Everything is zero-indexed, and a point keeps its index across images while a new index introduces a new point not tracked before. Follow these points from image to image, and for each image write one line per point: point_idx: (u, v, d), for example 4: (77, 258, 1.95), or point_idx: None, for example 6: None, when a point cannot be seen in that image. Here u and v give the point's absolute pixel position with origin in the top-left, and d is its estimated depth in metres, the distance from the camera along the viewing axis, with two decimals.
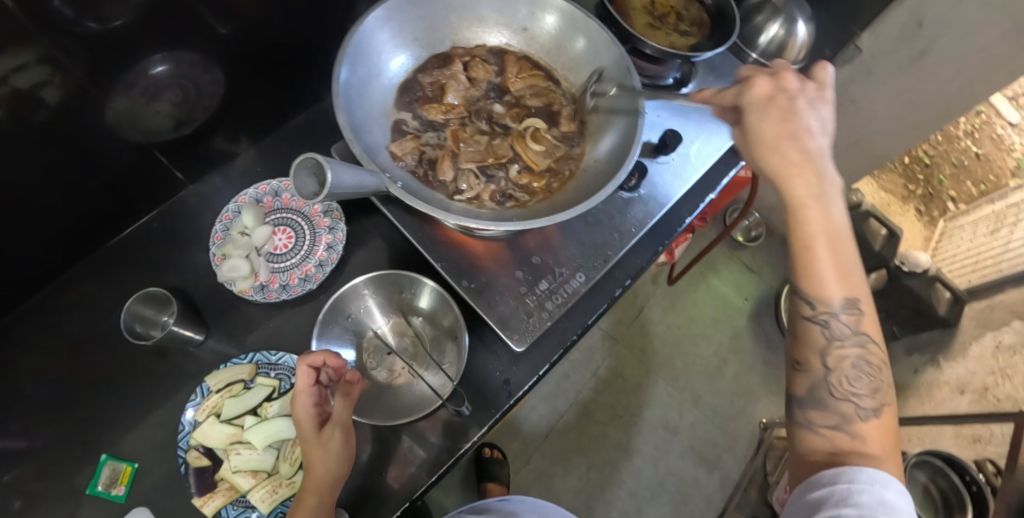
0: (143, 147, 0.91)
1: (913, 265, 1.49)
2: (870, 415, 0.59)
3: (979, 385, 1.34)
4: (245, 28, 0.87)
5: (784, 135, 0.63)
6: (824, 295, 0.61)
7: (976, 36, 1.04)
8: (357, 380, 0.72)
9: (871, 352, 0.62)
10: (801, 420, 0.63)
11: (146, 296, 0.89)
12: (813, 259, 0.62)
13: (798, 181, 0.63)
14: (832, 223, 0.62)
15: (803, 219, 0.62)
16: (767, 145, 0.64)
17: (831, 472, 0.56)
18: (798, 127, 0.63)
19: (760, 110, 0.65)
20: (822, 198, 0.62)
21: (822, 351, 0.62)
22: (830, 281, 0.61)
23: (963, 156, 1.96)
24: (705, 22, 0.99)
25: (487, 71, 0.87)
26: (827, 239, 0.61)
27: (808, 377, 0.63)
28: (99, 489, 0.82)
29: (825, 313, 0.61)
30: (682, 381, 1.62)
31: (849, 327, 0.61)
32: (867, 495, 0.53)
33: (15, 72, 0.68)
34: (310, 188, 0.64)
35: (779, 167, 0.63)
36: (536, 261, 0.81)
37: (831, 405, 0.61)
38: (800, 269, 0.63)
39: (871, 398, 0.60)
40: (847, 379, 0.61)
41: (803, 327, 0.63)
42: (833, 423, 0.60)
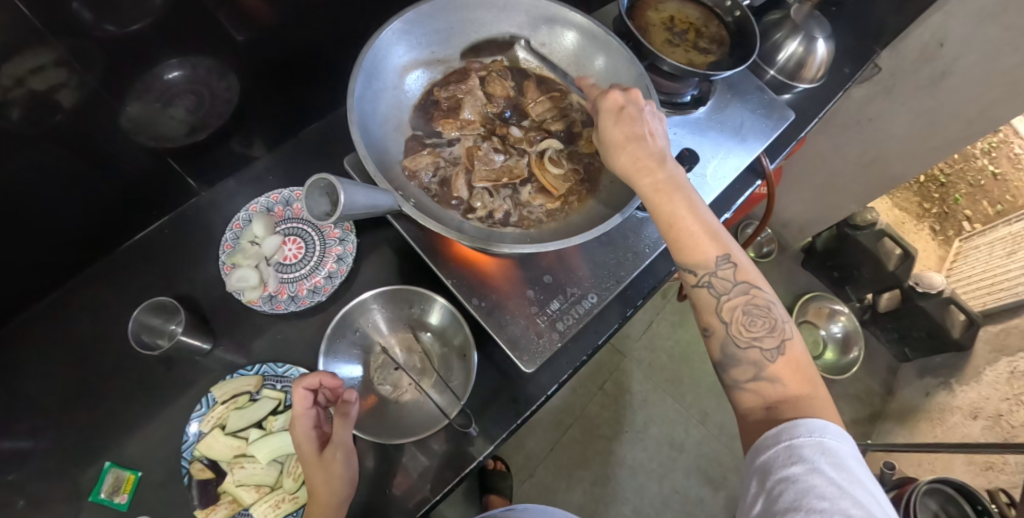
0: (156, 153, 0.91)
1: (927, 286, 1.49)
2: (776, 355, 0.61)
3: (992, 411, 1.31)
4: (262, 36, 0.87)
5: (625, 133, 0.67)
6: (701, 260, 0.64)
7: (998, 59, 1.02)
8: (354, 400, 0.71)
9: (758, 296, 0.63)
10: (728, 382, 0.63)
11: (155, 305, 0.89)
12: (681, 233, 0.64)
13: (643, 174, 0.66)
14: (685, 198, 0.65)
15: (658, 204, 0.65)
16: (616, 144, 0.68)
17: (773, 431, 0.57)
18: (638, 125, 0.67)
19: (611, 116, 0.69)
20: (671, 179, 0.66)
21: (715, 309, 0.64)
22: (699, 247, 0.64)
23: (979, 175, 1.90)
24: (725, 40, 0.98)
25: (505, 87, 0.86)
26: (687, 213, 0.64)
27: (716, 339, 0.64)
28: (101, 497, 0.81)
29: (706, 275, 0.64)
30: (689, 397, 1.61)
31: (730, 281, 0.63)
32: (809, 448, 0.53)
33: (30, 73, 0.69)
34: (322, 208, 0.65)
35: (626, 163, 0.67)
36: (548, 280, 0.80)
37: (741, 357, 0.62)
38: (673, 247, 0.65)
39: (771, 337, 0.62)
40: (744, 326, 0.63)
41: (693, 295, 0.65)
42: (752, 375, 0.61)
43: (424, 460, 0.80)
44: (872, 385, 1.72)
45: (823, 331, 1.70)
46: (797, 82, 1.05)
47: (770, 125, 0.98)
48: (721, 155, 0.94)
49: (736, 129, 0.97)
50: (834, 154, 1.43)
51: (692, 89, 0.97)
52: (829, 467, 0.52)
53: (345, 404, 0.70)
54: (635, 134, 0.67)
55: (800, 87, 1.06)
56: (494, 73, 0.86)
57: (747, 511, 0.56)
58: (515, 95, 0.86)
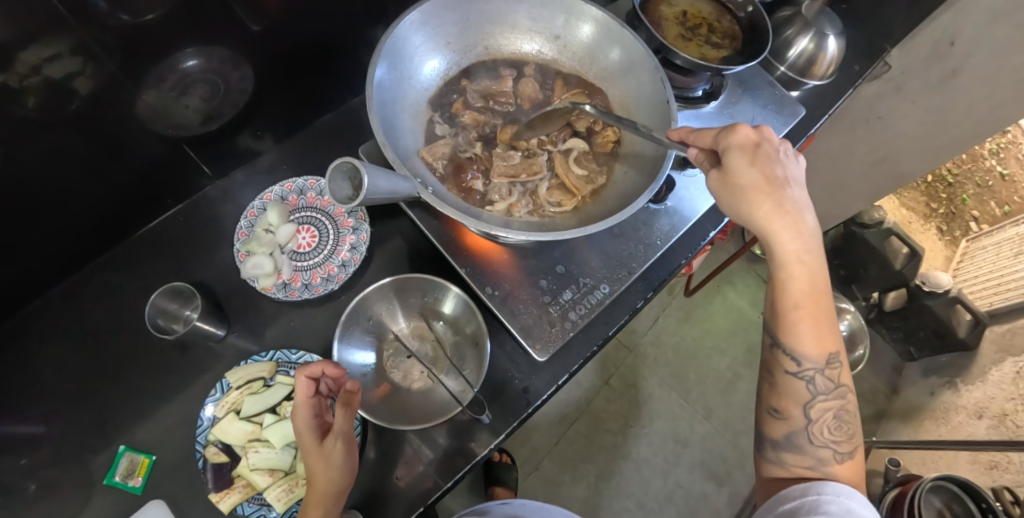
0: (172, 141, 0.91)
1: (933, 285, 1.50)
2: (846, 459, 0.62)
3: (998, 411, 1.31)
4: (277, 25, 0.88)
5: (765, 185, 0.63)
6: (808, 350, 0.62)
7: (1012, 56, 1.02)
8: (357, 390, 0.70)
9: (850, 403, 0.63)
10: (772, 458, 0.65)
11: (171, 290, 0.89)
12: (797, 314, 0.63)
13: (780, 234, 0.63)
14: (812, 278, 0.62)
15: (787, 276, 0.62)
16: (752, 198, 0.63)
17: (801, 486, 0.60)
18: (782, 182, 0.63)
19: (746, 155, 0.64)
20: (803, 251, 0.63)
21: (805, 403, 0.63)
22: (807, 334, 0.62)
23: (987, 176, 1.94)
24: (737, 35, 0.98)
25: (535, 90, 0.88)
26: (807, 292, 0.62)
27: (788, 426, 0.64)
28: (115, 479, 0.83)
29: (808, 367, 0.63)
30: (694, 393, 1.61)
31: (829, 382, 0.63)
32: (835, 505, 0.56)
33: (47, 61, 0.69)
34: (344, 192, 0.66)
35: (765, 217, 0.63)
36: (561, 270, 0.81)
37: (809, 450, 0.62)
38: (782, 324, 0.63)
39: (848, 444, 0.62)
40: (827, 429, 0.62)
41: (785, 381, 0.64)
42: (809, 465, 0.62)
43: (435, 447, 0.81)
44: (877, 383, 1.73)
45: None
46: (808, 78, 1.05)
47: (782, 120, 0.98)
48: None
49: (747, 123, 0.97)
50: (843, 152, 1.43)
51: (704, 84, 0.98)
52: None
53: (347, 394, 0.70)
54: (779, 194, 0.63)
55: (811, 83, 1.06)
56: (527, 77, 0.88)
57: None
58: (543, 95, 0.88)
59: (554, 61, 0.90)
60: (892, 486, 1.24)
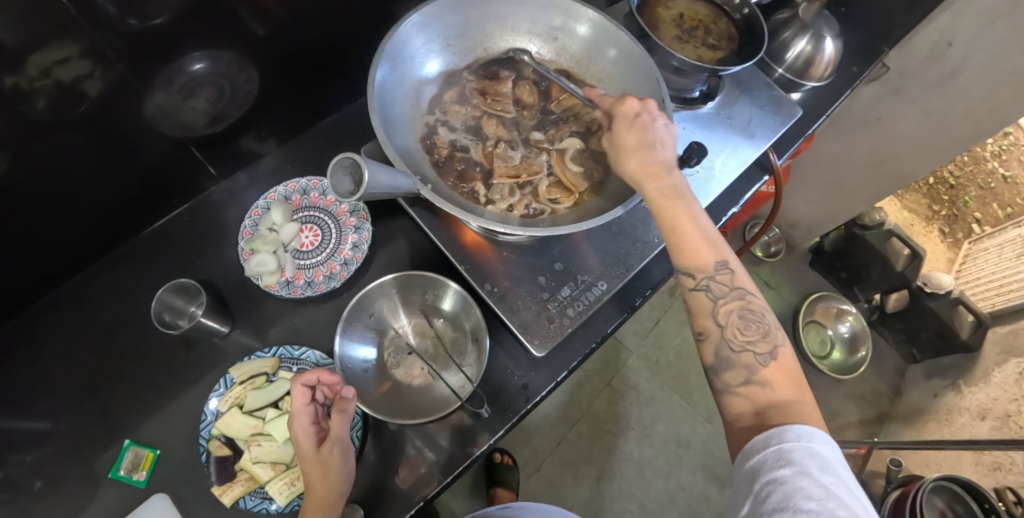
0: (179, 141, 0.93)
1: (935, 286, 1.50)
2: (768, 360, 0.62)
3: (1001, 412, 1.31)
4: (283, 29, 0.89)
5: (636, 142, 0.70)
6: (700, 264, 0.66)
7: (1009, 58, 1.03)
8: (351, 396, 0.71)
9: (753, 303, 0.65)
10: (720, 388, 0.64)
11: (177, 286, 0.91)
12: (683, 236, 0.67)
13: (650, 179, 0.69)
14: (689, 207, 0.67)
15: (661, 209, 0.68)
16: (627, 149, 0.71)
17: (762, 436, 0.56)
18: (649, 137, 0.70)
19: (625, 122, 0.72)
20: (675, 188, 0.68)
21: (712, 313, 0.65)
22: (699, 250, 0.66)
23: (990, 178, 1.94)
24: (734, 36, 1.00)
25: (532, 93, 0.87)
26: (688, 221, 0.67)
27: (710, 343, 0.65)
28: (121, 473, 0.84)
29: (705, 278, 0.65)
30: (696, 395, 1.62)
31: (726, 285, 0.65)
32: (798, 452, 0.53)
33: (57, 64, 0.71)
34: (346, 187, 0.67)
35: (635, 167, 0.70)
36: (560, 267, 0.82)
37: (734, 360, 0.63)
38: (674, 248, 0.67)
39: (764, 342, 0.63)
40: (739, 331, 0.64)
41: (691, 298, 0.66)
42: (744, 379, 0.62)
43: (439, 443, 0.82)
44: (880, 386, 1.71)
45: (830, 331, 1.72)
46: (805, 80, 1.06)
47: (779, 121, 0.99)
48: (729, 148, 0.95)
49: (745, 124, 0.98)
50: (843, 154, 1.44)
51: (701, 85, 0.99)
52: (817, 471, 0.52)
53: (342, 401, 0.71)
54: (645, 144, 0.70)
55: (809, 85, 1.07)
56: (527, 80, 0.88)
57: (734, 514, 0.56)
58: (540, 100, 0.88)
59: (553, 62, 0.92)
60: (894, 487, 1.24)
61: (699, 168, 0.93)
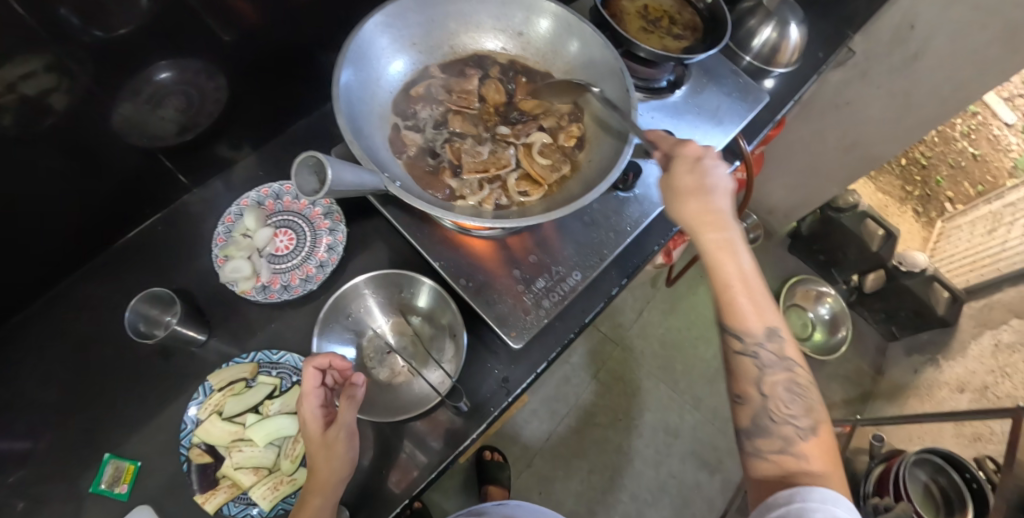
0: (148, 151, 0.93)
1: (910, 265, 1.52)
2: (808, 434, 0.64)
3: (979, 384, 1.34)
4: (248, 34, 0.89)
5: (696, 189, 0.68)
6: (750, 329, 0.67)
7: (968, 37, 1.05)
8: (362, 384, 0.72)
9: (798, 375, 0.67)
10: (751, 450, 0.66)
11: (151, 296, 0.90)
12: (733, 299, 0.68)
13: (708, 231, 0.68)
14: (741, 265, 0.68)
15: (719, 268, 0.68)
16: (683, 196, 0.69)
17: (787, 493, 0.59)
18: (708, 182, 0.68)
19: (686, 164, 0.69)
20: (732, 244, 0.68)
21: (756, 380, 0.67)
22: (748, 315, 0.67)
23: (960, 157, 1.97)
24: (698, 26, 1.01)
25: (499, 90, 0.89)
26: (740, 282, 0.68)
27: (750, 409, 0.67)
28: (102, 487, 0.83)
29: (753, 345, 0.67)
30: (682, 383, 1.64)
31: (774, 353, 0.67)
32: (820, 512, 0.56)
33: (22, 79, 0.70)
34: (311, 186, 0.68)
35: (691, 217, 0.68)
36: (534, 259, 0.83)
37: (773, 430, 0.65)
38: (724, 309, 0.69)
39: (807, 417, 0.65)
40: (782, 403, 0.66)
41: (736, 361, 0.68)
42: (778, 448, 0.64)
43: (425, 442, 0.82)
44: (862, 365, 1.74)
45: (812, 313, 1.75)
46: (772, 67, 1.07)
47: (746, 107, 1.01)
48: (698, 135, 0.97)
49: (712, 112, 0.99)
50: (815, 138, 1.46)
51: (668, 74, 1.00)
52: None
53: (353, 387, 0.71)
54: (704, 192, 0.68)
55: (777, 71, 1.08)
56: (492, 77, 0.90)
57: None
58: (504, 98, 0.90)
59: (517, 57, 0.93)
60: (878, 463, 1.26)
61: None
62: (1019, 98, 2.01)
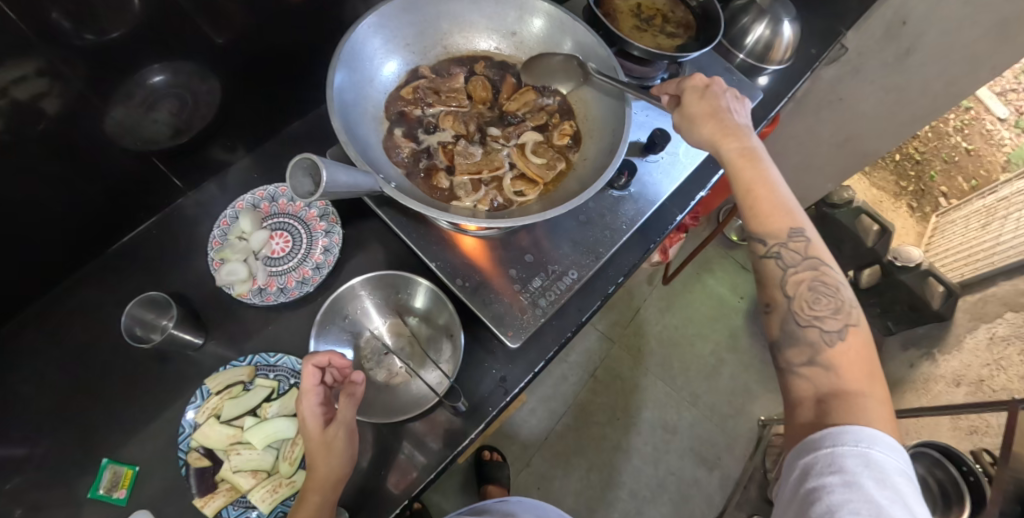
0: (143, 155, 0.92)
1: (905, 259, 1.55)
2: (836, 338, 0.63)
3: (974, 377, 1.35)
4: (242, 37, 0.89)
5: (710, 108, 0.77)
6: (774, 231, 0.69)
7: (961, 33, 1.06)
8: (361, 381, 0.74)
9: (825, 274, 0.67)
10: (783, 361, 0.66)
11: (147, 300, 0.90)
12: (757, 201, 0.71)
13: (726, 140, 0.75)
14: (762, 166, 0.72)
15: (737, 170, 0.72)
16: (698, 115, 0.77)
17: (817, 436, 0.58)
18: (721, 103, 0.78)
19: (695, 90, 0.79)
20: (752, 148, 0.74)
21: (781, 283, 0.68)
22: (771, 217, 0.70)
23: (954, 152, 1.99)
24: (692, 24, 1.02)
25: (486, 89, 0.89)
26: (762, 184, 0.71)
27: (778, 314, 0.68)
28: (100, 493, 0.83)
29: (776, 245, 0.69)
30: (680, 380, 1.64)
31: (799, 254, 0.68)
32: (853, 459, 0.54)
33: (14, 83, 0.70)
34: (306, 188, 0.68)
35: (709, 132, 0.76)
36: (530, 259, 0.83)
37: (800, 336, 0.65)
38: (748, 212, 0.71)
39: (835, 319, 0.64)
40: (808, 303, 0.66)
41: (762, 266, 0.69)
42: (807, 359, 0.64)
43: (425, 443, 0.82)
44: None
45: None
46: (766, 64, 1.08)
47: None
48: None
49: None
50: (808, 134, 1.47)
51: (662, 73, 1.00)
52: (871, 482, 0.53)
53: (353, 385, 0.73)
54: (716, 107, 0.77)
55: (770, 68, 1.08)
56: (478, 76, 0.91)
57: (781, 507, 0.58)
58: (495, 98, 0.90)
59: (511, 57, 0.93)
60: None
61: (663, 153, 0.92)
62: (1011, 93, 2.04)
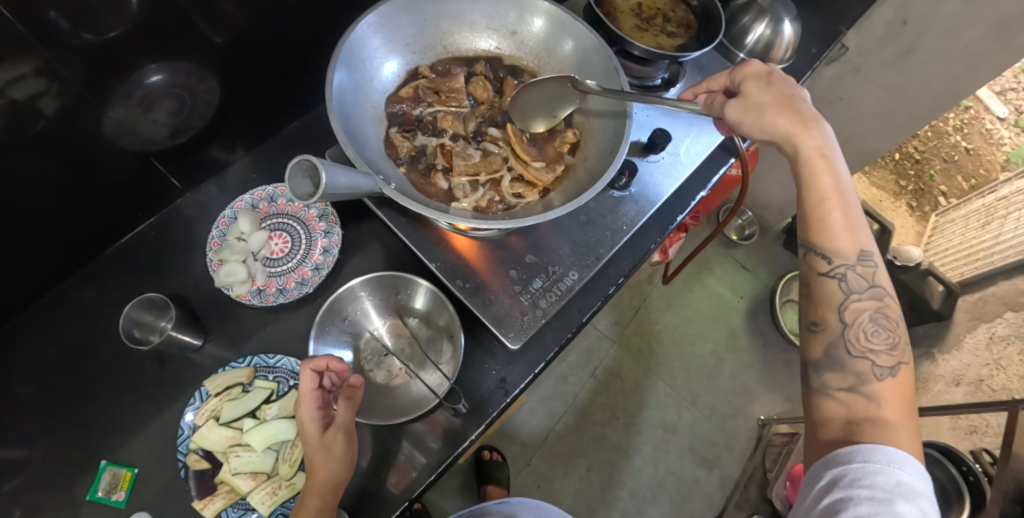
0: (140, 155, 0.92)
1: (905, 259, 1.51)
2: (885, 374, 0.62)
3: (974, 377, 1.36)
4: (239, 37, 0.88)
5: (784, 102, 0.73)
6: (841, 248, 0.66)
7: (962, 32, 1.06)
8: (360, 384, 0.72)
9: (888, 306, 0.65)
10: (818, 386, 0.65)
11: (145, 301, 0.89)
12: (827, 213, 0.68)
13: (803, 137, 0.71)
14: (836, 173, 0.69)
15: (814, 176, 0.69)
16: (770, 109, 0.73)
17: (846, 450, 0.57)
18: (797, 98, 0.74)
19: (763, 85, 0.76)
20: (829, 150, 0.70)
21: (839, 306, 0.66)
22: (840, 233, 0.67)
23: (953, 151, 1.99)
24: (692, 23, 1.01)
25: (486, 90, 0.89)
26: (835, 195, 0.68)
27: (825, 337, 0.65)
28: (99, 495, 0.82)
29: (842, 266, 0.66)
30: (680, 379, 1.64)
31: (864, 279, 0.66)
32: (884, 477, 0.54)
33: (11, 83, 0.69)
34: (305, 190, 0.67)
35: (783, 127, 0.72)
36: (530, 260, 0.83)
37: (847, 364, 0.63)
38: (816, 224, 0.68)
39: (888, 355, 0.63)
40: (865, 335, 0.64)
41: (820, 283, 0.67)
42: (848, 386, 0.62)
43: (426, 443, 0.82)
44: None
45: None
46: (768, 63, 1.06)
47: None
48: (693, 134, 0.95)
49: None
50: None
51: (663, 72, 1.00)
52: (900, 501, 0.53)
53: (352, 388, 0.71)
54: (792, 103, 0.73)
55: (772, 68, 1.07)
56: (478, 75, 0.90)
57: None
58: (495, 98, 0.90)
59: (511, 57, 0.93)
60: None
61: (664, 153, 0.92)
62: (1010, 93, 2.03)
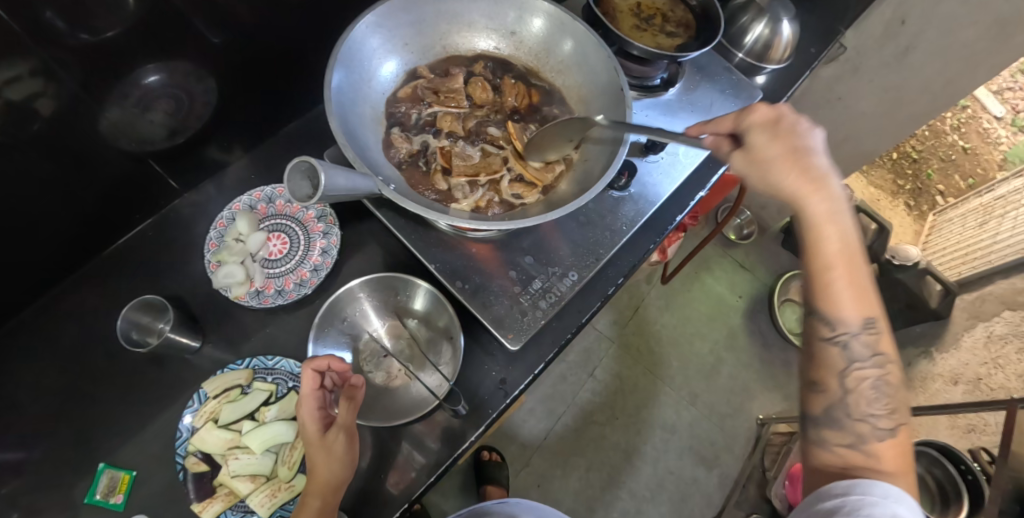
0: (137, 156, 0.91)
1: (903, 258, 1.51)
2: (885, 435, 0.61)
3: (972, 376, 1.36)
4: (238, 36, 0.88)
5: (791, 156, 0.66)
6: (844, 318, 0.63)
7: (960, 32, 1.06)
8: (361, 385, 0.73)
9: (888, 372, 0.64)
10: (817, 438, 0.63)
11: (143, 303, 0.89)
12: (831, 283, 0.64)
13: (811, 199, 0.65)
14: (845, 239, 0.64)
15: (819, 243, 0.64)
16: (776, 164, 0.66)
17: (844, 484, 0.57)
18: (806, 145, 0.66)
19: (766, 131, 0.67)
20: (837, 212, 0.65)
21: (840, 372, 0.64)
22: (845, 301, 0.63)
23: (951, 150, 2.00)
24: (691, 23, 1.01)
25: (485, 90, 0.88)
26: (842, 262, 0.64)
27: (826, 397, 0.64)
28: (97, 498, 0.82)
29: (845, 335, 0.63)
30: (679, 379, 1.64)
31: (866, 349, 0.63)
32: (880, 508, 0.54)
33: (7, 84, 0.69)
34: (304, 191, 0.67)
35: (788, 186, 0.65)
36: (529, 261, 0.83)
37: (847, 424, 0.62)
38: (821, 294, 0.64)
39: (888, 418, 0.62)
40: (865, 401, 0.62)
41: (823, 349, 0.64)
42: (848, 443, 0.61)
43: (425, 444, 0.82)
44: None
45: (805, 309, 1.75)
46: (765, 63, 1.07)
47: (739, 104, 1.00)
48: None
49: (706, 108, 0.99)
50: None
51: (662, 72, 1.00)
52: None
53: (353, 388, 0.72)
54: (799, 156, 0.66)
55: (770, 68, 1.07)
56: (477, 75, 0.90)
57: None
58: (494, 98, 0.89)
59: (511, 57, 0.93)
60: None
61: (663, 154, 0.92)
62: (1007, 92, 2.05)
